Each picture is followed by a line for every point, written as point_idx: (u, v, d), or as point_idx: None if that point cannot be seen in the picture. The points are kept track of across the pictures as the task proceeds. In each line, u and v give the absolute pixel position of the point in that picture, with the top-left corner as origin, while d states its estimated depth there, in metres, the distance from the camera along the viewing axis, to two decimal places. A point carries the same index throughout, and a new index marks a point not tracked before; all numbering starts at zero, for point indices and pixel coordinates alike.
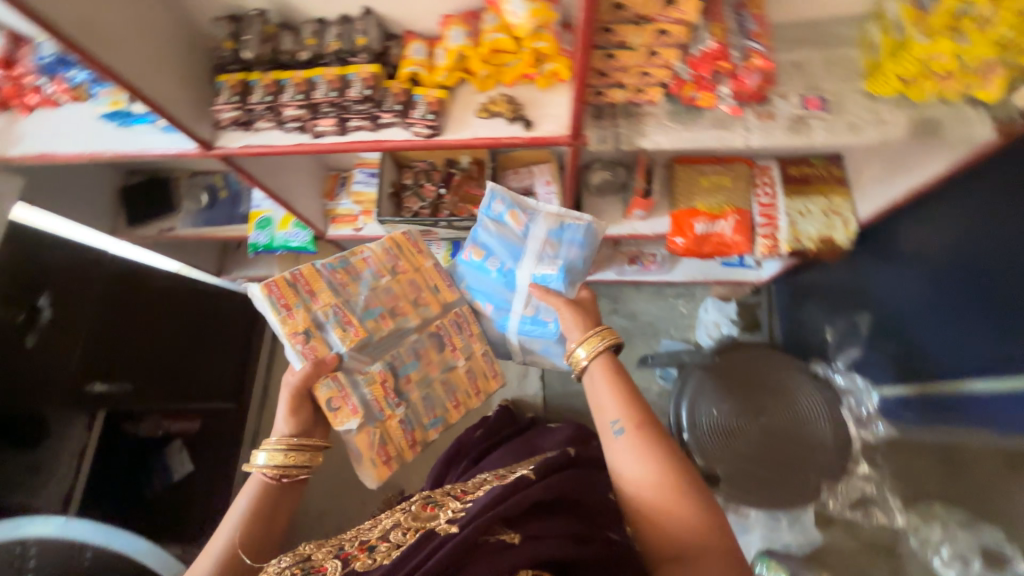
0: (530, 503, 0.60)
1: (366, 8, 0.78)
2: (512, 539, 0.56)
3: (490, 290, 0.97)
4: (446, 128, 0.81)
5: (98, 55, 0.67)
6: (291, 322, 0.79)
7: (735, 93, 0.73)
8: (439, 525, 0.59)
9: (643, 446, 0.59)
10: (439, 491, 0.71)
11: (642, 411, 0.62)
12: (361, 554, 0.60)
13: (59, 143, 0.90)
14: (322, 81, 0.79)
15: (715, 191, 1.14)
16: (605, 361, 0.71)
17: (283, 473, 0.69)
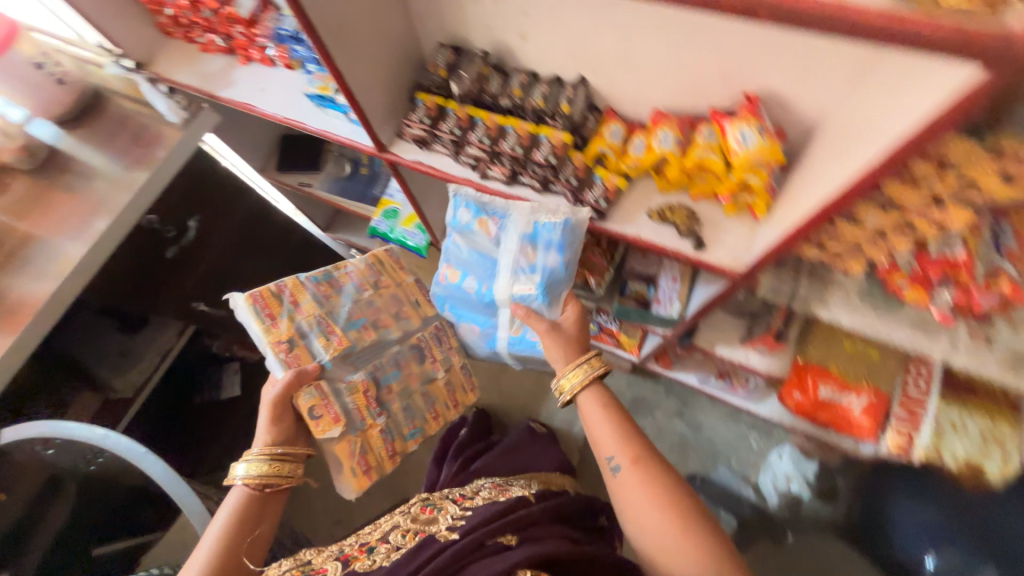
0: (521, 520, 0.96)
1: (582, 77, 0.77)
2: (508, 539, 0.91)
3: (472, 312, 1.00)
4: (611, 217, 0.78)
5: (336, 60, 0.71)
6: (283, 326, 0.85)
7: (957, 304, 0.62)
8: (440, 531, 0.95)
9: (640, 477, 0.74)
10: (435, 499, 1.11)
11: (631, 444, 0.78)
12: (364, 553, 0.95)
13: (263, 101, 1.00)
14: (513, 133, 0.79)
15: (856, 359, 1.00)
16: (598, 385, 0.84)
17: (263, 484, 0.79)
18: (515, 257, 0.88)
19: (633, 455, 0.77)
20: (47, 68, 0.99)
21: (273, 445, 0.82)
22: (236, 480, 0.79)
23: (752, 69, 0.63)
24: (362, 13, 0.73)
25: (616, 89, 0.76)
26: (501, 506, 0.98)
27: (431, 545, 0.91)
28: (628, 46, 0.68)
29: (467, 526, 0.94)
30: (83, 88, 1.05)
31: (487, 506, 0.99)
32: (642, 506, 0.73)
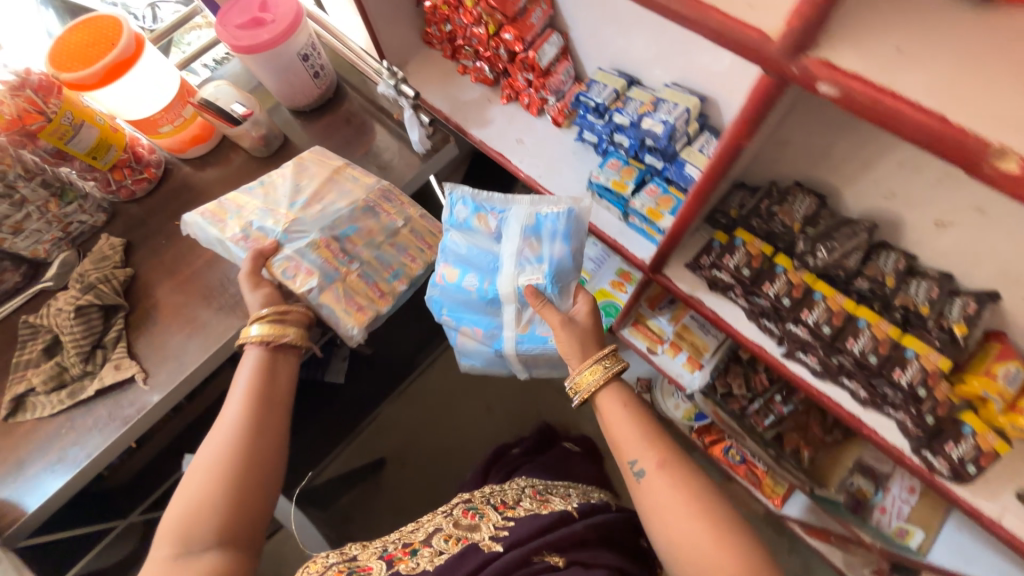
0: (572, 538, 0.80)
1: (995, 293, 0.57)
2: (556, 564, 0.76)
3: (474, 313, 0.83)
4: (967, 481, 0.58)
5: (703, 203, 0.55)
6: (232, 223, 0.81)
7: None
8: (482, 540, 0.81)
9: (669, 480, 0.61)
10: (479, 500, 0.93)
11: (660, 447, 0.64)
12: (407, 555, 0.81)
13: (515, 155, 0.86)
14: (867, 332, 0.60)
15: None
16: (615, 385, 0.69)
17: (276, 338, 0.69)
18: (518, 249, 0.77)
19: (659, 458, 0.63)
20: (310, 61, 0.89)
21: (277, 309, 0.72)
22: (245, 342, 0.69)
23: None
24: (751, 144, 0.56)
25: None
26: (544, 518, 0.83)
27: (474, 556, 0.78)
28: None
29: (512, 537, 0.80)
30: (331, 82, 0.97)
31: (532, 518, 0.83)
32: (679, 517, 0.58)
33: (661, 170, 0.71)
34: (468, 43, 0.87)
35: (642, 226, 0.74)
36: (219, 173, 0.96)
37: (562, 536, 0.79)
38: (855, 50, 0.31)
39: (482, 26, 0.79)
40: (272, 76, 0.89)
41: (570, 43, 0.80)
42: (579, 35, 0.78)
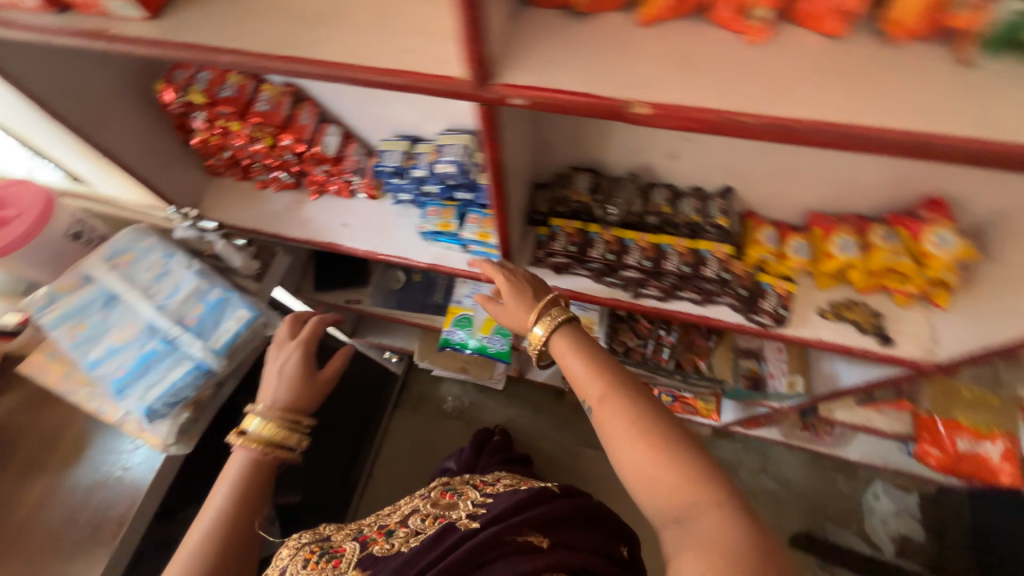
0: (555, 514, 0.78)
1: (728, 187, 0.76)
2: (540, 544, 0.71)
3: (120, 340, 0.68)
4: (788, 323, 0.74)
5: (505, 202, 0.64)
6: (53, 369, 0.72)
7: None
8: (460, 519, 0.80)
9: (615, 414, 0.49)
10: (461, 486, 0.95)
11: (608, 377, 0.52)
12: (384, 534, 0.83)
13: (347, 236, 0.89)
14: (673, 252, 0.75)
15: (984, 409, 1.00)
16: (564, 333, 0.60)
17: (276, 451, 0.64)
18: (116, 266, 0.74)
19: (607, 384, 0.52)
20: (85, 237, 0.82)
21: (287, 408, 0.68)
22: (234, 441, 0.63)
23: (953, 178, 0.63)
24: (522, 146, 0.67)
25: (767, 196, 0.76)
26: (525, 500, 0.81)
27: (450, 533, 0.76)
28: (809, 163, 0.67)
29: (490, 516, 0.78)
30: None
31: (513, 496, 0.83)
32: (648, 470, 0.45)
33: (471, 200, 0.80)
34: (254, 161, 0.88)
35: (482, 249, 0.82)
36: (10, 403, 0.79)
37: (556, 508, 0.79)
38: (519, 73, 0.41)
39: (258, 142, 0.81)
40: (42, 271, 0.79)
41: (350, 129, 0.87)
42: (355, 121, 0.86)
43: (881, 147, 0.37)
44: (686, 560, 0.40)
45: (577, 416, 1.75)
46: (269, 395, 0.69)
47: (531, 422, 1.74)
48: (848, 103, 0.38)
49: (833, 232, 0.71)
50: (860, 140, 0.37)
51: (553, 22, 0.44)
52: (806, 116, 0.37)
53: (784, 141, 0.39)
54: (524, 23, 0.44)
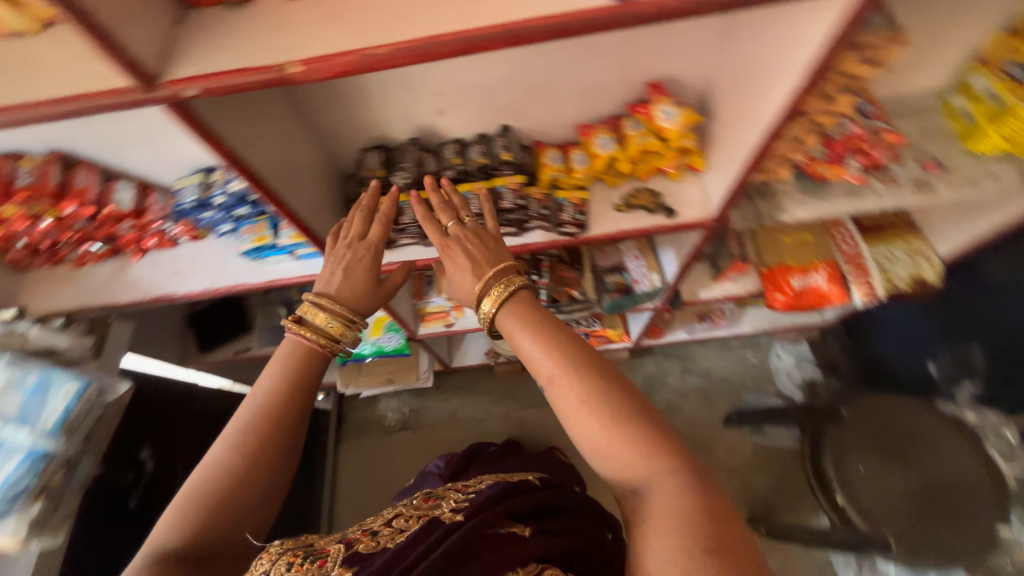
0: (537, 504, 0.70)
1: (505, 125, 0.84)
2: (521, 533, 0.63)
3: None
4: (591, 226, 0.84)
5: (283, 196, 0.68)
6: None
7: (863, 164, 0.79)
8: (444, 514, 0.66)
9: (571, 394, 0.46)
10: (439, 491, 0.80)
11: (559, 355, 0.48)
12: (367, 537, 0.65)
13: (180, 283, 0.88)
14: (474, 196, 0.83)
15: (801, 249, 1.19)
16: (510, 306, 0.54)
17: (332, 346, 0.59)
18: None
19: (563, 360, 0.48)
20: None
21: (347, 301, 0.62)
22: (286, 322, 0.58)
23: (659, 61, 0.74)
24: (287, 141, 0.70)
25: (540, 124, 0.85)
26: (502, 489, 0.71)
27: (435, 528, 0.62)
28: (550, 83, 0.77)
29: (474, 507, 0.67)
30: None
31: (491, 487, 0.72)
32: (617, 454, 0.44)
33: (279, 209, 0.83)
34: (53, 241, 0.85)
35: (308, 250, 0.86)
36: None
37: (540, 497, 0.71)
38: (187, 68, 0.45)
39: (40, 218, 0.78)
40: None
41: (140, 180, 0.85)
42: (140, 169, 0.83)
43: (508, 39, 0.44)
44: (660, 538, 0.39)
45: (514, 385, 1.81)
46: (326, 279, 0.63)
47: (474, 406, 1.79)
48: (462, 14, 0.45)
49: (592, 133, 0.82)
50: (468, 41, 0.44)
51: (214, 15, 0.48)
52: (423, 34, 0.44)
53: (444, 57, 0.44)
54: (188, 24, 0.48)
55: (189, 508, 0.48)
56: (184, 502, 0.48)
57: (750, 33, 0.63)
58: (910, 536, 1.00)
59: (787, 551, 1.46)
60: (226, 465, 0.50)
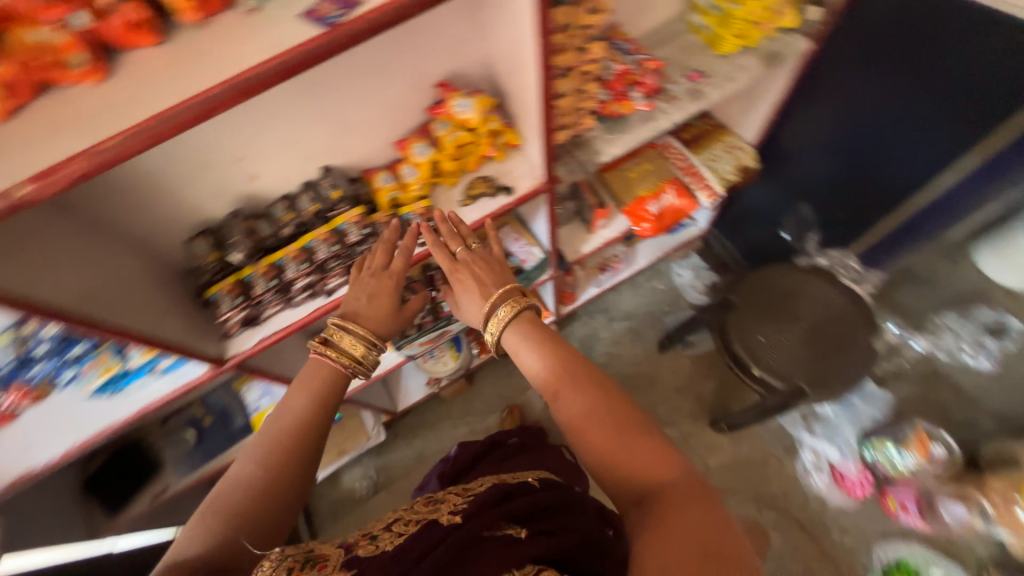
0: (541, 504, 0.66)
1: (325, 166, 0.85)
2: (517, 534, 0.58)
3: None
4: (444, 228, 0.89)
5: (106, 318, 0.63)
6: None
7: (644, 94, 0.91)
8: (442, 516, 0.61)
9: (572, 397, 0.62)
10: (440, 490, 0.72)
11: (564, 374, 0.64)
12: (365, 541, 0.60)
13: (36, 453, 0.77)
14: (319, 243, 0.81)
15: (646, 176, 1.33)
16: (517, 324, 0.73)
17: (354, 365, 0.72)
18: None
19: (569, 374, 0.65)
20: None
21: (369, 325, 0.76)
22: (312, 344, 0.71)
23: (435, 62, 0.79)
24: (89, 261, 0.65)
25: (358, 153, 0.87)
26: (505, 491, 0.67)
27: (434, 533, 0.58)
28: (346, 113, 0.79)
29: (471, 509, 0.62)
30: None
31: (493, 489, 0.68)
32: (623, 453, 0.56)
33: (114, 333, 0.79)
34: None
35: (167, 361, 0.82)
36: None
37: (541, 497, 0.66)
38: None
39: None
40: None
41: None
42: None
43: (244, 90, 0.45)
44: (670, 526, 0.48)
45: (468, 401, 1.80)
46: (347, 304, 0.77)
47: (438, 438, 1.75)
48: (187, 84, 0.46)
49: (409, 144, 0.85)
50: (211, 102, 0.45)
51: None
52: (159, 111, 0.44)
53: (190, 125, 0.45)
54: None
55: (215, 517, 0.56)
56: (207, 515, 0.56)
57: (493, 15, 0.70)
58: (815, 376, 1.17)
59: (751, 434, 1.60)
60: (249, 481, 0.58)
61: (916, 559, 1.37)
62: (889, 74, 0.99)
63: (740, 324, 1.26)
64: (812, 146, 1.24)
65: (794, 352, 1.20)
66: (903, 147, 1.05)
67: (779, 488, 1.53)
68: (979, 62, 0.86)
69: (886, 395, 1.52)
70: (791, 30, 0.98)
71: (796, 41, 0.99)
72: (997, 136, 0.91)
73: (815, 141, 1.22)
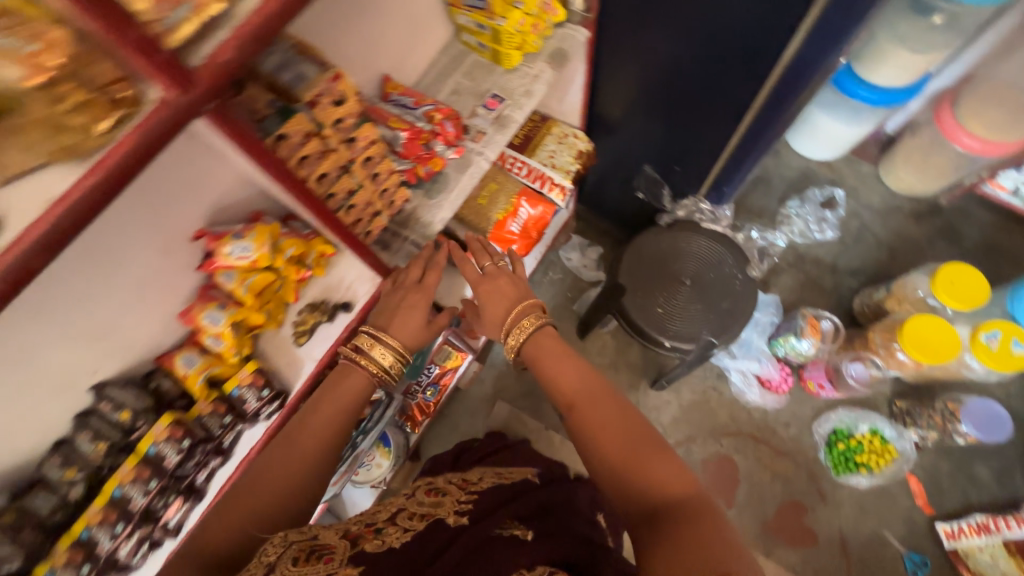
0: (532, 504, 0.78)
1: (95, 384, 0.65)
2: (522, 535, 0.66)
3: None
4: (290, 381, 0.74)
5: None
6: None
7: (448, 143, 0.82)
8: (449, 517, 0.70)
9: (585, 410, 0.79)
10: (443, 485, 0.84)
11: (580, 390, 0.82)
12: (372, 534, 0.65)
13: None
14: (129, 488, 0.61)
15: (496, 198, 1.27)
16: (544, 330, 0.92)
17: (384, 373, 0.72)
18: None
19: (585, 393, 0.82)
20: None
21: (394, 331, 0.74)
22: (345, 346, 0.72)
23: (179, 211, 0.62)
24: None
25: (133, 346, 0.67)
26: (505, 496, 0.78)
27: (443, 533, 0.66)
28: (80, 318, 0.59)
29: (477, 512, 0.72)
30: None
31: (490, 493, 0.79)
32: (633, 462, 0.70)
33: None
34: None
35: None
36: None
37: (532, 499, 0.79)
38: None
39: None
40: None
41: None
42: None
43: None
44: (669, 530, 0.61)
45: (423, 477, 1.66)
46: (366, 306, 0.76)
47: None
48: None
49: (196, 315, 0.67)
50: None
51: None
52: None
53: None
54: None
55: (237, 507, 0.59)
56: (228, 503, 0.59)
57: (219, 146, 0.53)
58: (713, 326, 1.24)
59: (687, 379, 1.68)
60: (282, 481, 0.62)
61: (846, 423, 1.57)
62: (668, 32, 0.99)
63: (649, 286, 1.27)
64: (632, 109, 1.23)
65: (690, 309, 1.25)
66: (705, 96, 1.07)
67: (726, 415, 1.64)
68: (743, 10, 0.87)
69: (772, 298, 1.67)
70: (563, 21, 0.94)
71: (576, 30, 0.94)
72: (770, 73, 0.94)
73: (633, 104, 1.22)
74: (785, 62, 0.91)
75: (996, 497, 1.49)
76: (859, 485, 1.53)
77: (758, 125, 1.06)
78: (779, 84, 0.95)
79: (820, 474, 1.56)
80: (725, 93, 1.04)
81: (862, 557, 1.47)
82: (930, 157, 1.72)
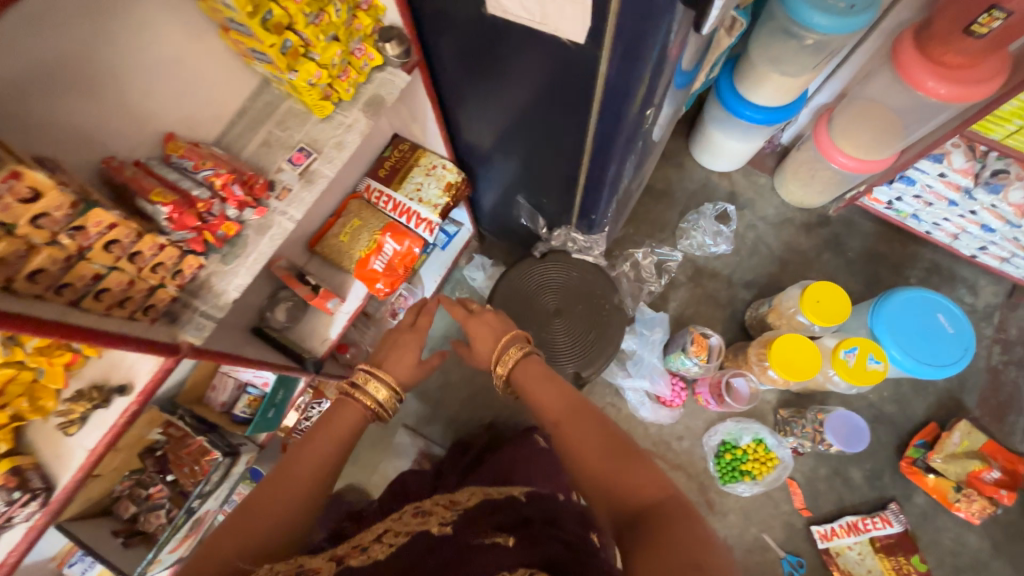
0: (526, 511, 0.71)
1: None
2: (504, 541, 0.61)
3: None
4: (58, 473, 0.70)
5: None
6: None
7: (241, 206, 0.78)
8: (432, 526, 0.66)
9: (569, 428, 0.77)
10: (428, 503, 0.76)
11: (565, 405, 0.81)
12: (359, 552, 0.63)
13: None
14: None
15: (359, 234, 1.22)
16: (531, 358, 0.92)
17: (380, 405, 0.87)
18: None
19: (568, 411, 0.80)
20: None
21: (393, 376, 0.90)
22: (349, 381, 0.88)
23: None
24: None
25: None
26: (493, 503, 0.73)
27: (422, 545, 0.63)
28: None
29: (460, 522, 0.67)
30: None
31: (478, 504, 0.73)
32: (619, 475, 0.70)
33: None
34: None
35: None
36: None
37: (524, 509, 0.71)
38: None
39: None
40: None
41: None
42: None
43: None
44: (655, 544, 0.61)
45: None
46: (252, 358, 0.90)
47: None
48: None
49: None
50: None
51: None
52: None
53: None
54: None
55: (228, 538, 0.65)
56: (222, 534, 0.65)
57: None
58: (578, 359, 1.25)
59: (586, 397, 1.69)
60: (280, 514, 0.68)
61: (733, 433, 1.60)
62: (493, 78, 0.96)
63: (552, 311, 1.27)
64: (490, 144, 1.20)
65: (559, 341, 1.26)
66: (546, 138, 1.05)
67: (625, 431, 1.67)
68: (546, 68, 0.85)
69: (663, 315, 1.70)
70: (381, 65, 0.90)
71: (396, 76, 0.90)
72: (588, 122, 0.92)
73: (490, 141, 1.19)
74: (597, 110, 0.88)
75: (868, 498, 1.58)
76: (742, 493, 1.58)
77: (596, 165, 1.05)
78: (599, 130, 0.93)
79: (709, 484, 1.61)
80: (560, 138, 1.02)
81: (745, 563, 1.54)
82: (814, 173, 1.77)
